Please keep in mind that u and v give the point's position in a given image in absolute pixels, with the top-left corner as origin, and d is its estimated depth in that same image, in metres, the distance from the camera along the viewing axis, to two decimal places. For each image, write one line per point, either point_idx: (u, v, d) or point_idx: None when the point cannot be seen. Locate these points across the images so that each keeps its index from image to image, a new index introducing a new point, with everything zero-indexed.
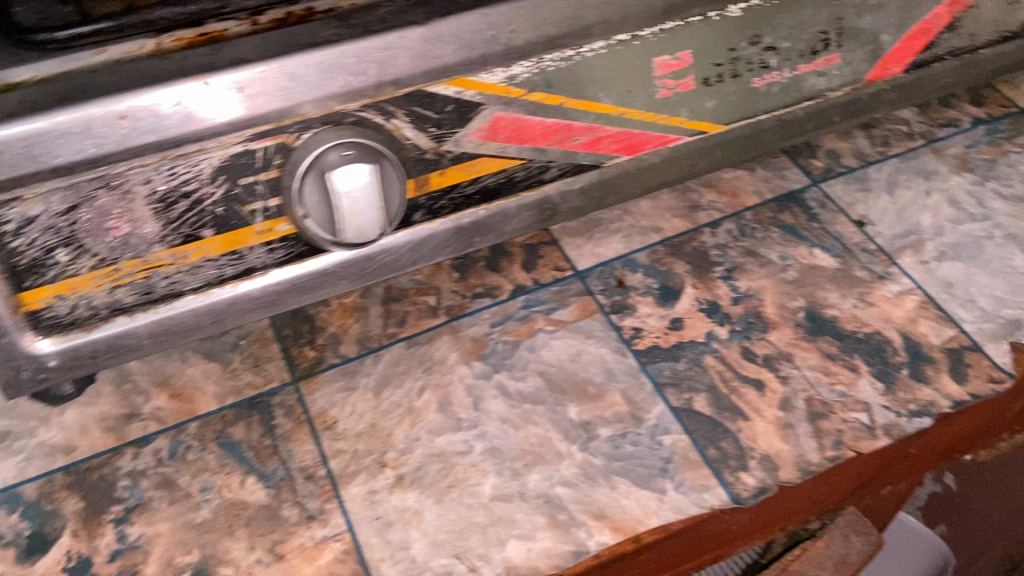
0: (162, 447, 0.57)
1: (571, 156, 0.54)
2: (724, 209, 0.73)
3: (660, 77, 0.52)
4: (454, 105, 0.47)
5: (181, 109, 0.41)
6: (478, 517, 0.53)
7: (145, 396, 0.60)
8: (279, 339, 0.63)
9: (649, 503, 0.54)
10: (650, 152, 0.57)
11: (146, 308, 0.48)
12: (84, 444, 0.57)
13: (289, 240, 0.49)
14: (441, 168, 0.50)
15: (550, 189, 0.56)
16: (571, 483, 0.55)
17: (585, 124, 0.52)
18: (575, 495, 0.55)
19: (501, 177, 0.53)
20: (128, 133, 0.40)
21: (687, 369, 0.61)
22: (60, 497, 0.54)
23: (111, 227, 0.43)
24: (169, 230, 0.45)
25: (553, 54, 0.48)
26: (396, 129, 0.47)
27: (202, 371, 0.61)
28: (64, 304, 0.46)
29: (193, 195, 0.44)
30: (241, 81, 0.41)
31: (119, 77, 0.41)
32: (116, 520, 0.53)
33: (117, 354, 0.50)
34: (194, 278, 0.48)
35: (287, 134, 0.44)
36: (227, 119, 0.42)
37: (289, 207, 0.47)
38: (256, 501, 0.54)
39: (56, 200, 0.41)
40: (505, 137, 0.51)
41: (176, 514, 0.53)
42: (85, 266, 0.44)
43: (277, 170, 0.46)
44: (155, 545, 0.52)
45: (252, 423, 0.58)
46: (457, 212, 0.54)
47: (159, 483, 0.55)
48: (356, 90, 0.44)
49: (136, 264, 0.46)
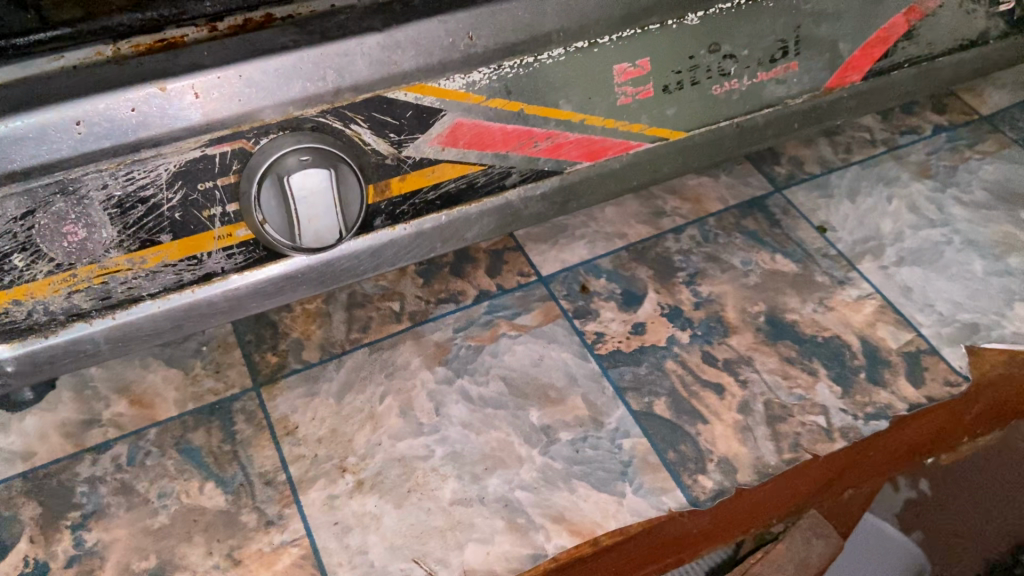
0: (122, 453, 0.57)
1: (533, 161, 0.55)
2: (688, 215, 0.73)
3: (620, 84, 0.53)
4: (413, 111, 0.48)
5: (138, 115, 0.41)
6: (437, 521, 0.54)
7: (105, 402, 0.59)
8: (242, 344, 0.63)
9: (607, 506, 0.55)
10: (611, 158, 0.57)
11: (104, 313, 0.48)
12: (43, 450, 0.57)
13: (248, 244, 0.49)
14: (402, 173, 0.51)
15: (511, 195, 0.56)
16: (530, 487, 0.55)
17: (546, 130, 0.53)
18: (534, 498, 0.55)
19: (462, 183, 0.53)
20: (84, 138, 0.41)
21: (648, 373, 0.62)
22: (17, 503, 0.54)
23: (67, 232, 0.43)
24: (126, 234, 0.45)
25: (512, 60, 0.48)
26: (355, 135, 0.47)
27: (164, 377, 0.61)
28: (20, 309, 0.46)
29: (150, 200, 0.44)
30: (198, 85, 0.42)
31: (74, 82, 0.42)
32: (74, 525, 0.53)
33: (75, 360, 0.50)
34: (153, 282, 0.48)
35: (244, 139, 0.45)
36: (185, 124, 0.42)
37: (246, 212, 0.47)
38: (214, 507, 0.54)
39: (11, 205, 0.41)
40: (466, 143, 0.51)
41: (134, 520, 0.53)
42: (41, 271, 0.44)
43: (235, 175, 0.46)
44: (112, 551, 0.52)
45: (213, 429, 0.58)
46: (418, 217, 0.54)
47: (117, 490, 0.55)
48: (314, 96, 0.45)
49: (92, 268, 0.46)
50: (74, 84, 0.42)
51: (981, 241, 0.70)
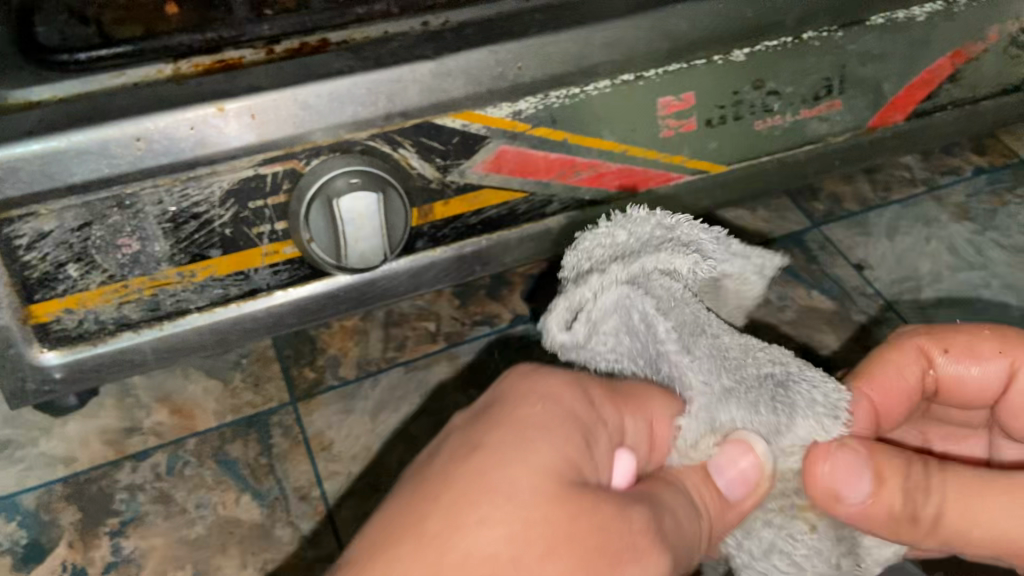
0: (160, 462, 0.53)
1: (574, 190, 0.55)
2: None
3: (664, 117, 0.53)
4: (459, 138, 0.49)
5: (195, 133, 0.43)
6: None
7: (146, 411, 0.56)
8: (281, 358, 0.59)
9: None
10: (652, 189, 0.57)
11: (152, 325, 0.49)
12: (84, 455, 0.53)
13: (294, 262, 0.50)
14: (445, 198, 0.51)
15: (551, 221, 0.56)
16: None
17: (588, 159, 0.53)
18: None
19: (503, 209, 0.53)
20: (143, 154, 0.42)
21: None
22: (57, 508, 0.51)
23: (121, 244, 0.45)
24: (178, 248, 0.46)
25: (558, 91, 0.49)
26: (403, 159, 0.48)
27: (203, 388, 0.57)
28: (73, 318, 0.47)
29: (203, 216, 0.46)
30: (255, 106, 0.43)
31: (136, 100, 0.43)
32: (111, 533, 0.50)
33: (121, 369, 0.50)
34: (200, 296, 0.49)
35: (296, 160, 0.46)
36: (241, 143, 0.44)
37: (294, 231, 0.48)
38: (250, 520, 0.51)
39: (69, 216, 0.43)
40: (509, 170, 0.51)
41: (170, 529, 0.50)
42: (95, 281, 0.46)
43: (285, 196, 0.47)
44: (149, 559, 0.49)
45: (250, 441, 0.54)
46: (460, 241, 0.54)
47: (156, 498, 0.51)
48: (365, 120, 0.46)
49: (144, 280, 0.47)
50: (137, 101, 0.43)
51: (1019, 285, 0.69)
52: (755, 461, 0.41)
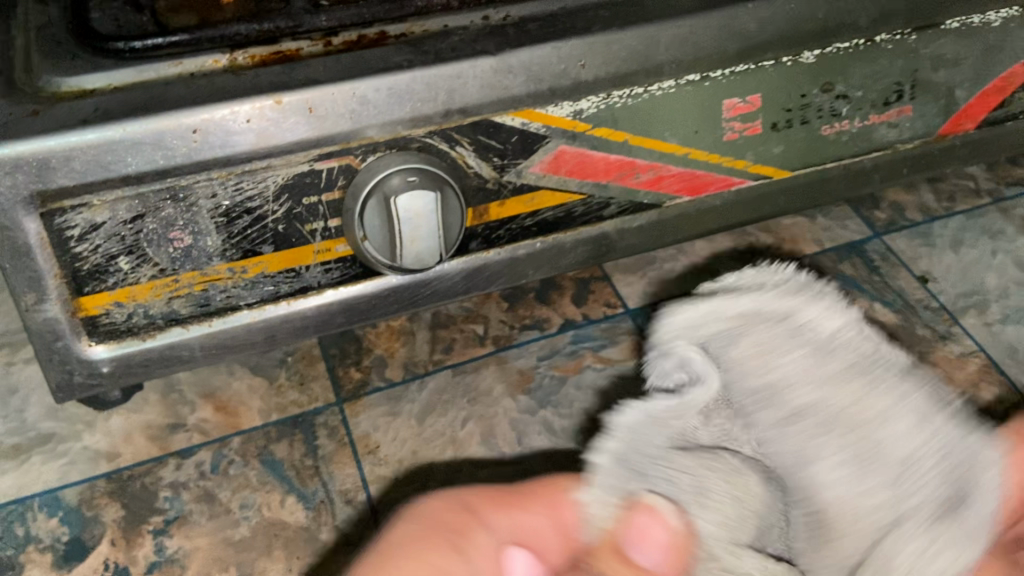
0: (205, 460, 0.52)
1: (632, 193, 0.53)
2: (782, 254, 0.69)
3: (728, 119, 0.51)
4: (518, 137, 0.47)
5: (252, 126, 0.42)
6: None
7: (191, 407, 0.55)
8: (327, 357, 0.58)
9: None
10: (712, 194, 0.55)
11: (201, 321, 0.48)
12: (128, 451, 0.52)
13: (346, 260, 0.49)
14: (501, 199, 0.49)
15: (609, 225, 0.54)
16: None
17: (649, 162, 0.51)
18: None
19: (559, 211, 0.52)
20: (198, 147, 0.41)
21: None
22: (100, 504, 0.50)
23: (173, 238, 0.44)
24: (230, 244, 0.45)
25: (622, 90, 0.47)
26: (460, 158, 0.47)
27: (248, 385, 0.56)
28: (122, 312, 0.46)
29: (256, 211, 0.45)
30: (312, 100, 0.42)
31: (192, 90, 0.42)
32: (155, 531, 0.49)
33: (169, 365, 0.49)
34: (251, 293, 0.48)
35: (351, 156, 0.45)
36: (297, 137, 0.43)
37: (348, 229, 0.47)
38: (296, 522, 0.50)
39: (122, 208, 0.42)
40: (567, 171, 0.50)
41: (215, 529, 0.49)
42: (145, 275, 0.45)
43: (340, 192, 0.46)
44: (192, 559, 0.48)
45: (295, 442, 0.53)
46: (514, 242, 0.52)
47: (200, 497, 0.50)
48: (424, 117, 0.45)
49: (194, 275, 0.46)
50: (194, 91, 0.42)
51: None
52: (666, 523, 0.35)
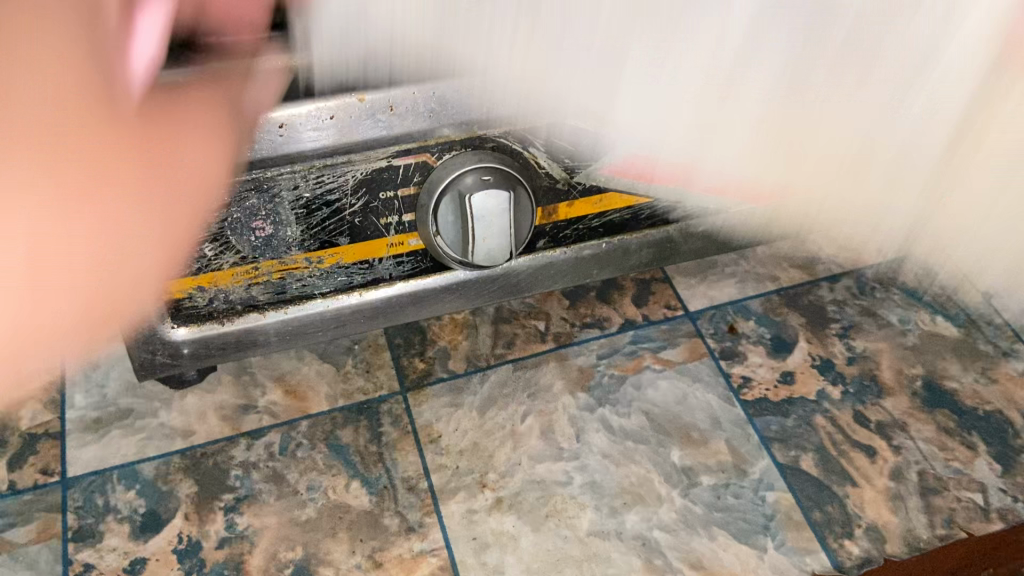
0: (274, 441, 0.53)
1: (698, 198, 0.53)
2: (842, 266, 0.69)
3: None
4: (591, 139, 0.48)
5: (335, 123, 0.43)
6: (574, 550, 0.50)
7: (261, 389, 0.56)
8: (392, 347, 0.59)
9: (748, 560, 0.51)
10: (777, 201, 0.56)
11: (278, 307, 0.50)
12: (203, 430, 0.54)
13: (418, 254, 0.50)
14: (570, 199, 0.50)
15: (672, 228, 0.55)
16: (666, 529, 0.52)
17: (719, 168, 0.51)
18: (672, 541, 0.51)
19: (626, 213, 0.53)
20: (283, 141, 0.42)
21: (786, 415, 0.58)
22: (175, 479, 0.51)
23: (256, 226, 0.46)
24: (308, 234, 0.47)
25: None
26: (532, 158, 0.48)
27: (317, 371, 0.57)
28: (204, 296, 0.48)
29: (335, 204, 0.46)
30: (395, 99, 0.43)
31: None
32: (226, 508, 0.50)
33: (247, 346, 0.51)
34: (325, 283, 0.50)
35: (428, 153, 0.46)
36: (377, 135, 0.44)
37: (421, 223, 0.48)
38: (359, 506, 0.51)
39: None
40: (637, 175, 0.50)
41: (283, 509, 0.50)
42: (227, 262, 0.46)
43: (415, 187, 0.47)
44: (262, 537, 0.49)
45: (360, 428, 0.54)
46: (580, 243, 0.53)
47: (269, 477, 0.51)
48: (501, 117, 0.45)
49: (273, 264, 0.48)
50: None
51: None
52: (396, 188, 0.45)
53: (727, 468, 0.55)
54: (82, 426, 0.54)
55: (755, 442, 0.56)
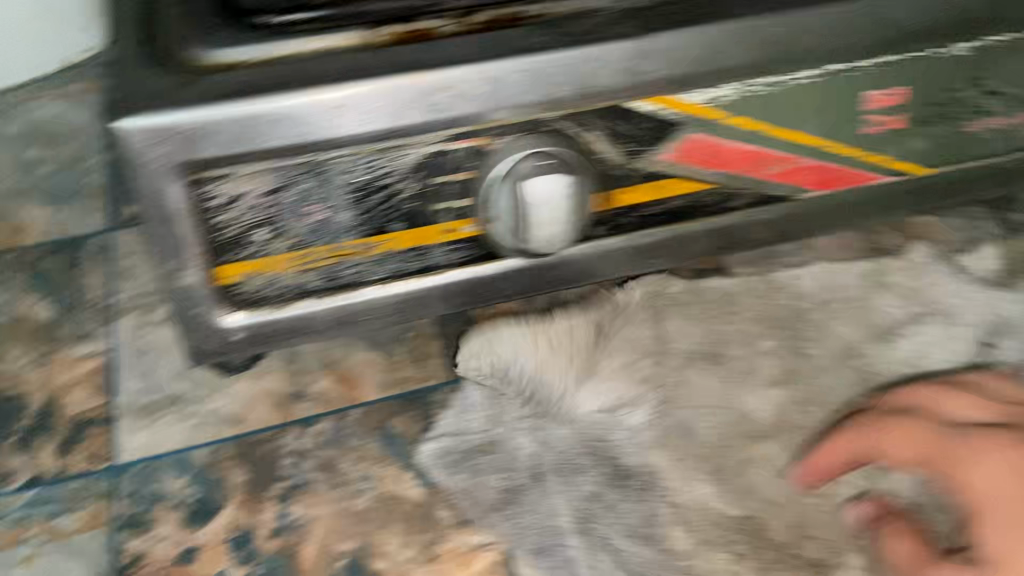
0: (326, 429, 0.51)
1: (761, 185, 0.51)
2: (923, 251, 0.63)
3: (868, 111, 0.49)
4: (651, 123, 0.46)
5: (389, 105, 0.42)
6: (643, 548, 0.47)
7: (311, 376, 0.54)
8: (442, 337, 0.57)
9: (827, 558, 0.48)
10: (845, 189, 0.53)
11: (330, 294, 0.49)
12: (253, 418, 0.51)
13: (473, 241, 0.49)
14: (627, 185, 0.48)
15: (736, 216, 0.52)
16: (731, 528, 0.49)
17: (782, 154, 0.49)
18: (745, 538, 0.48)
19: (688, 200, 0.50)
20: (336, 124, 0.42)
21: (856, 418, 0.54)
22: (226, 468, 0.49)
23: (309, 212, 0.45)
24: (362, 219, 0.46)
25: (762, 79, 0.46)
26: (589, 143, 0.46)
27: (367, 359, 0.55)
28: (257, 282, 0.47)
29: (389, 187, 0.45)
30: (449, 80, 0.42)
31: (332, 66, 0.42)
32: (279, 497, 0.48)
33: (297, 334, 0.50)
34: (379, 270, 0.49)
35: (484, 137, 0.45)
36: (432, 119, 0.43)
37: (477, 210, 0.47)
38: (413, 498, 0.49)
39: (262, 181, 0.43)
40: (698, 161, 0.48)
41: (336, 499, 0.48)
42: (280, 246, 0.45)
43: (472, 173, 0.46)
44: (314, 528, 0.47)
45: (413, 418, 0.53)
46: (640, 231, 0.51)
47: (321, 466, 0.50)
48: (558, 100, 0.44)
49: (328, 249, 0.46)
50: (334, 68, 0.42)
51: None
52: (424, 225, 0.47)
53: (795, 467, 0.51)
54: (131, 412, 0.51)
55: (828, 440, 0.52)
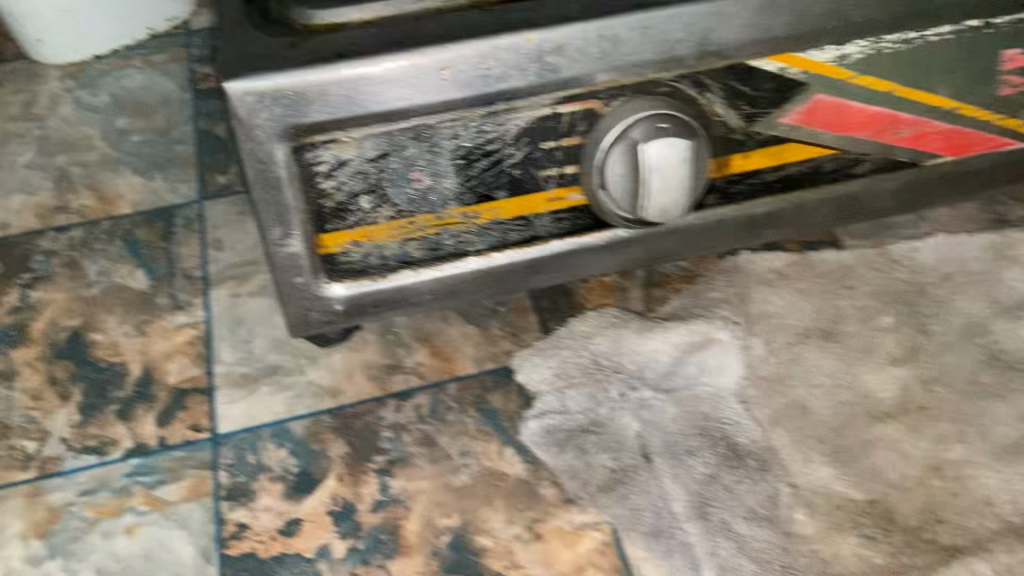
0: (424, 403, 0.50)
1: (889, 150, 0.48)
2: None
3: (1005, 72, 0.46)
4: (774, 83, 0.43)
5: (501, 65, 0.40)
6: (760, 528, 0.45)
7: (407, 349, 0.53)
8: (537, 309, 0.56)
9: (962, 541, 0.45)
10: (975, 155, 0.50)
11: (431, 265, 0.47)
12: (350, 389, 0.51)
13: (577, 210, 0.47)
14: (746, 150, 0.46)
15: (857, 184, 0.49)
16: (854, 513, 0.46)
17: (912, 116, 0.46)
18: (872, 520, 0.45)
19: (807, 167, 0.48)
20: (446, 85, 0.40)
21: (981, 401, 0.50)
22: (327, 439, 0.48)
23: (414, 178, 0.43)
24: (466, 187, 0.44)
25: (893, 36, 0.43)
26: (707, 105, 0.44)
27: (462, 332, 0.54)
28: (359, 251, 0.46)
29: (496, 153, 0.43)
30: (564, 37, 0.40)
31: (442, 26, 0.41)
32: (380, 471, 0.47)
33: (398, 306, 0.49)
34: (481, 240, 0.47)
35: (596, 100, 0.43)
36: (545, 79, 0.41)
37: (585, 176, 0.44)
38: (515, 475, 0.47)
39: (370, 145, 0.42)
40: (822, 123, 0.45)
41: (437, 474, 0.47)
42: (384, 215, 0.44)
43: (580, 138, 0.44)
44: (416, 502, 0.46)
45: (512, 393, 0.51)
46: (754, 200, 0.48)
47: (421, 440, 0.49)
48: (677, 59, 0.42)
49: (430, 218, 0.45)
50: (443, 28, 0.41)
51: None
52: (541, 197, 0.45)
53: (922, 450, 0.48)
54: (230, 382, 0.51)
55: (954, 421, 0.50)
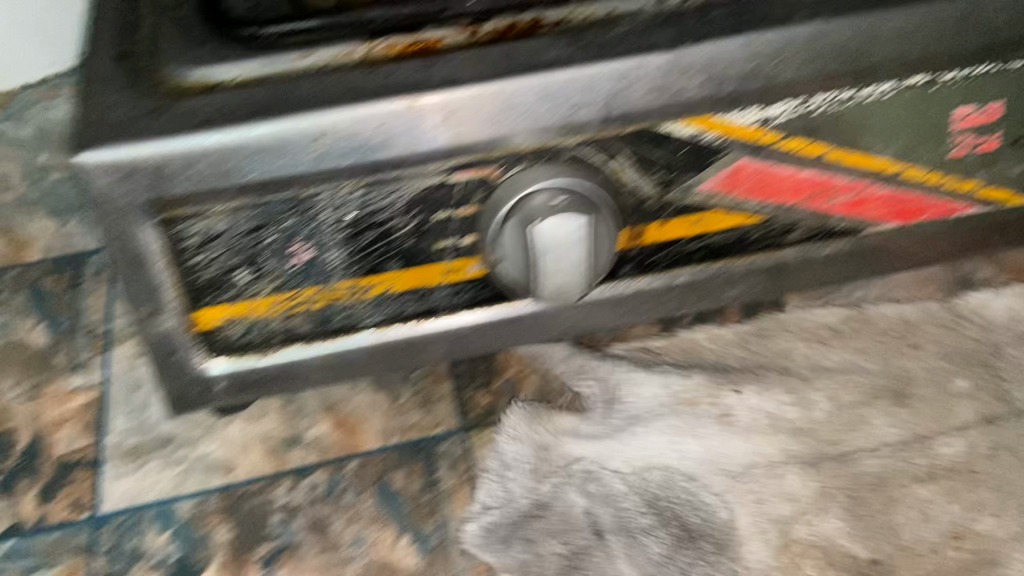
0: (320, 483, 0.48)
1: (824, 217, 0.44)
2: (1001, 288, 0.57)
3: (959, 131, 0.41)
4: (689, 147, 0.39)
5: (384, 131, 0.37)
6: None
7: (309, 420, 0.51)
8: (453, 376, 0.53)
9: None
10: (924, 221, 0.45)
11: (322, 338, 0.44)
12: (244, 465, 0.49)
13: (478, 282, 0.43)
14: (661, 219, 0.42)
15: (789, 253, 0.45)
16: None
17: (849, 181, 0.42)
18: None
19: (730, 235, 0.44)
20: (322, 155, 0.37)
21: (990, 464, 0.49)
22: (212, 522, 0.46)
23: (293, 251, 0.40)
24: (354, 259, 0.41)
25: (823, 94, 0.38)
26: (616, 172, 0.40)
27: (370, 401, 0.52)
28: (240, 325, 0.42)
29: (384, 225, 0.40)
30: (453, 103, 0.36)
31: (320, 88, 0.37)
32: (264, 560, 0.45)
33: (289, 381, 0.46)
34: (375, 312, 0.43)
35: (491, 167, 0.39)
36: (434, 146, 0.37)
37: (482, 248, 0.41)
38: (407, 568, 0.45)
39: (241, 218, 0.38)
40: (746, 189, 0.41)
41: (324, 565, 0.45)
42: (264, 289, 0.41)
43: (476, 206, 0.40)
44: None
45: (414, 471, 0.49)
46: (673, 269, 0.44)
47: (311, 525, 0.46)
48: (578, 125, 0.38)
49: (315, 292, 0.42)
50: (323, 90, 0.37)
51: None
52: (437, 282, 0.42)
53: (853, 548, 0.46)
54: (119, 454, 0.49)
55: (892, 514, 0.47)
